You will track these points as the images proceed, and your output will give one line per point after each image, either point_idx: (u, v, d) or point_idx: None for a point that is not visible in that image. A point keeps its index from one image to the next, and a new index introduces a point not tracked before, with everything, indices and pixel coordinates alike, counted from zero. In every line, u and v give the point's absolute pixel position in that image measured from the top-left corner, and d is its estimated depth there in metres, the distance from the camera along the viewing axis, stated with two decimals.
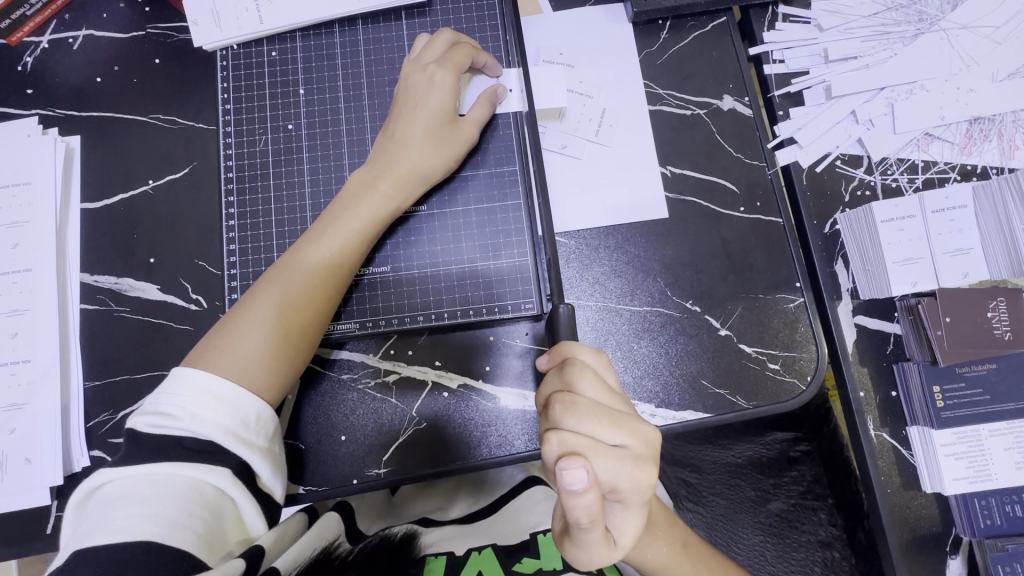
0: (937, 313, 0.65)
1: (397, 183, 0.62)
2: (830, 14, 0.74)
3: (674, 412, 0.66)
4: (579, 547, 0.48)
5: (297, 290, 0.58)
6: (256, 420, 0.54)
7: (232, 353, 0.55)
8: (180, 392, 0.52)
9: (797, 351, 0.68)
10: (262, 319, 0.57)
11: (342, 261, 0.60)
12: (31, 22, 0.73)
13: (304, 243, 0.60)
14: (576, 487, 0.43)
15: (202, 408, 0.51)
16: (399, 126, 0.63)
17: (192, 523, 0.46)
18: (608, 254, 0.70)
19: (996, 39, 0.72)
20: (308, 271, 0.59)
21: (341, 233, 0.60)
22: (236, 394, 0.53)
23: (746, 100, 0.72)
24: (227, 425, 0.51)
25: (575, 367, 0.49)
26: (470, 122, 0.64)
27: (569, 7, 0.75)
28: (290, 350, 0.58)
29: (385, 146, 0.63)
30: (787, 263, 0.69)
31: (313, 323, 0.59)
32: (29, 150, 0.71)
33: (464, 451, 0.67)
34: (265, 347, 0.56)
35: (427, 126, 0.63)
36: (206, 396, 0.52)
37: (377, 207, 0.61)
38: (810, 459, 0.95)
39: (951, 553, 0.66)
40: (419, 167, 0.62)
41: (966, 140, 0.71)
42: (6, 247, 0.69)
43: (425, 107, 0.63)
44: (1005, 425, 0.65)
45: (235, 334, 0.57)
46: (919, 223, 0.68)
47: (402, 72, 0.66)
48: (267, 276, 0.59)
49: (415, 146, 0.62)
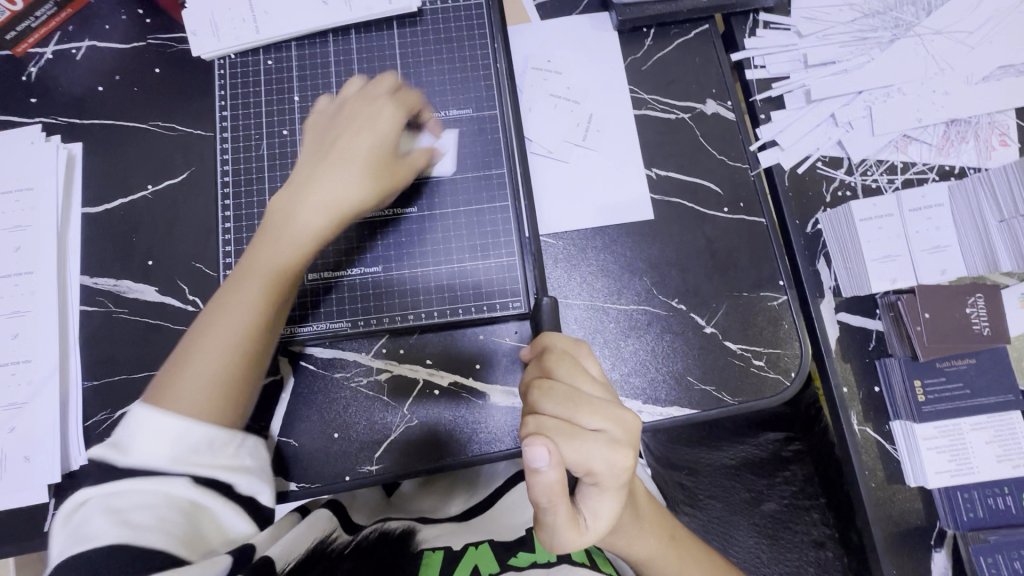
0: (916, 310, 0.67)
1: (331, 207, 0.59)
2: (808, 21, 0.76)
3: (661, 408, 0.68)
4: (548, 527, 0.49)
5: (237, 320, 0.55)
6: (222, 445, 0.51)
7: (174, 393, 0.51)
8: (138, 426, 0.49)
9: (782, 347, 0.69)
10: (204, 353, 0.53)
11: (277, 289, 0.57)
12: (36, 34, 0.76)
13: (242, 272, 0.57)
14: (540, 466, 0.45)
15: (152, 443, 0.48)
16: (337, 150, 0.60)
17: (168, 527, 0.45)
18: (595, 254, 0.71)
19: (969, 44, 0.74)
20: (248, 301, 0.56)
21: (279, 272, 0.57)
22: (186, 428, 0.49)
23: (729, 104, 0.74)
24: (203, 444, 0.50)
25: (555, 356, 0.51)
26: (409, 163, 0.63)
27: (557, 16, 0.77)
28: (239, 384, 0.54)
29: (319, 176, 0.60)
30: (770, 262, 0.71)
31: (256, 354, 0.56)
32: (32, 157, 0.73)
33: (455, 448, 0.68)
34: (209, 381, 0.52)
35: (367, 152, 0.60)
36: (161, 431, 0.49)
37: (312, 231, 0.59)
38: (802, 459, 0.95)
39: (936, 546, 0.67)
40: (357, 201, 0.60)
41: (943, 141, 0.73)
42: (9, 250, 0.71)
43: (364, 134, 0.61)
44: (986, 419, 0.67)
45: (176, 374, 0.52)
46: (897, 222, 0.69)
47: (337, 107, 0.64)
48: (206, 310, 0.56)
49: (353, 175, 0.60)
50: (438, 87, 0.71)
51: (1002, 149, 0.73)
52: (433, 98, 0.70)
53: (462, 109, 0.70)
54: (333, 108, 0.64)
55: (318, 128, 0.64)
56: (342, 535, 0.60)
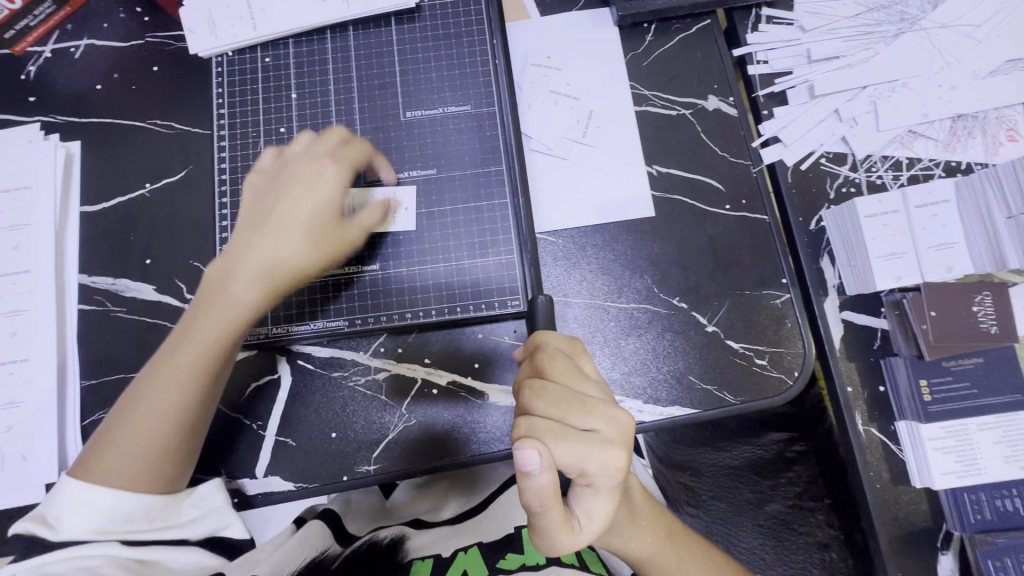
0: (921, 308, 0.66)
1: (266, 278, 0.60)
2: (811, 16, 0.76)
3: (662, 408, 0.67)
4: (541, 531, 0.49)
5: (163, 399, 0.58)
6: (145, 514, 0.57)
7: (104, 467, 0.57)
8: (66, 507, 0.56)
9: (785, 346, 0.68)
10: (134, 428, 0.58)
11: (204, 364, 0.59)
12: (35, 33, 0.76)
13: (172, 347, 0.60)
14: (530, 468, 0.44)
15: (80, 519, 0.55)
16: (275, 220, 0.61)
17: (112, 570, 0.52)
18: (595, 252, 0.70)
19: (976, 37, 0.73)
20: (177, 377, 0.59)
21: (205, 339, 0.59)
22: (115, 500, 0.56)
23: (731, 100, 0.73)
24: (121, 519, 0.56)
25: (549, 355, 0.51)
26: (356, 225, 0.63)
27: (557, 12, 0.76)
28: (165, 458, 0.58)
29: (259, 239, 0.61)
30: (773, 260, 0.70)
31: (184, 427, 0.59)
32: (31, 156, 0.73)
33: (451, 448, 0.67)
34: (134, 455, 0.57)
35: (305, 223, 0.61)
36: (90, 509, 0.55)
37: (246, 303, 0.60)
38: (806, 459, 0.93)
39: (942, 548, 0.66)
40: (293, 264, 0.61)
41: (950, 137, 0.72)
42: (7, 249, 0.71)
43: (301, 205, 0.61)
44: (994, 419, 0.65)
45: (107, 447, 0.57)
46: (903, 219, 0.68)
47: (286, 160, 0.64)
48: (139, 383, 0.59)
49: (291, 242, 0.60)
50: (436, 83, 0.70)
51: (1010, 144, 0.71)
52: (432, 95, 0.70)
53: (461, 106, 0.69)
54: (283, 159, 0.65)
55: (261, 177, 0.64)
56: (334, 547, 0.61)
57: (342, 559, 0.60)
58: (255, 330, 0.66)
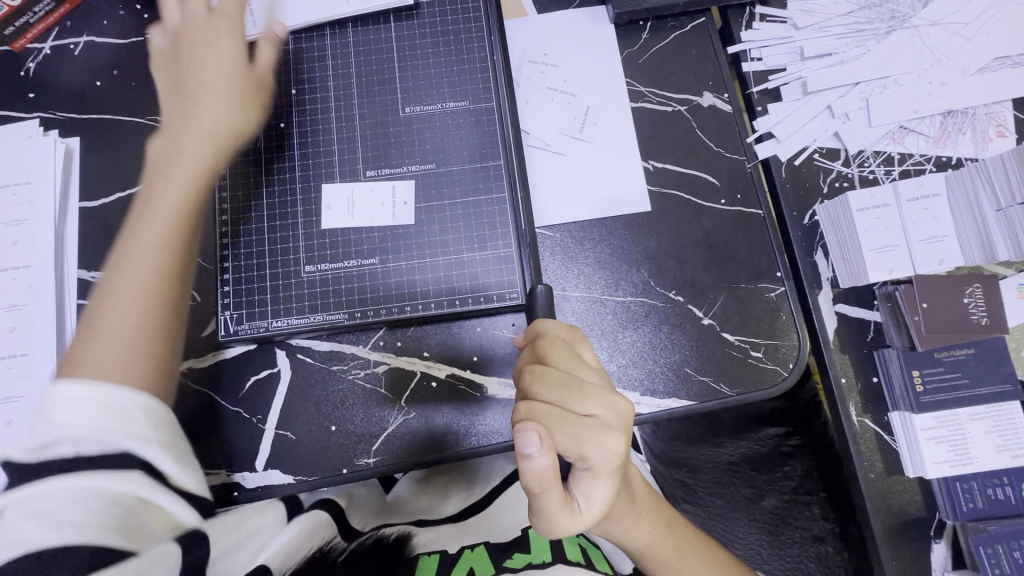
0: (913, 299, 0.67)
1: (202, 135, 0.59)
2: (804, 13, 0.77)
3: (659, 400, 0.67)
4: (541, 514, 0.50)
5: (143, 271, 0.53)
6: (141, 409, 0.45)
7: (89, 364, 0.48)
8: (58, 406, 0.43)
9: (779, 339, 0.69)
10: (115, 315, 0.51)
11: (176, 231, 0.55)
12: (34, 30, 0.76)
13: (133, 234, 0.55)
14: (529, 451, 0.45)
15: (75, 421, 0.43)
16: (193, 85, 0.61)
17: (106, 524, 0.40)
18: (592, 246, 0.71)
19: (966, 35, 0.74)
20: (150, 251, 0.54)
21: (169, 201, 0.56)
22: (104, 391, 0.44)
23: (726, 96, 0.74)
24: (115, 426, 0.43)
25: (548, 341, 0.51)
26: (264, 75, 0.65)
27: (553, 9, 0.77)
28: (161, 335, 0.52)
29: (181, 104, 0.60)
30: (768, 253, 0.71)
31: (170, 295, 0.53)
32: (30, 151, 0.73)
33: (451, 440, 0.67)
34: (126, 333, 0.50)
35: (225, 76, 0.62)
36: (83, 406, 0.43)
37: (194, 160, 0.58)
38: (801, 453, 0.94)
39: (936, 538, 0.68)
40: (229, 116, 0.61)
41: (940, 132, 0.73)
42: (6, 244, 0.71)
43: (213, 63, 0.62)
44: (984, 408, 0.67)
45: (84, 345, 0.49)
46: (895, 212, 0.69)
47: (172, 36, 0.64)
48: (106, 276, 0.53)
49: (217, 95, 0.61)
50: (434, 79, 0.71)
51: (999, 140, 0.73)
52: (431, 91, 0.71)
53: (459, 101, 0.70)
54: (169, 38, 0.64)
55: (159, 64, 0.64)
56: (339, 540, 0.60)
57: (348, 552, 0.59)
58: (255, 324, 0.66)
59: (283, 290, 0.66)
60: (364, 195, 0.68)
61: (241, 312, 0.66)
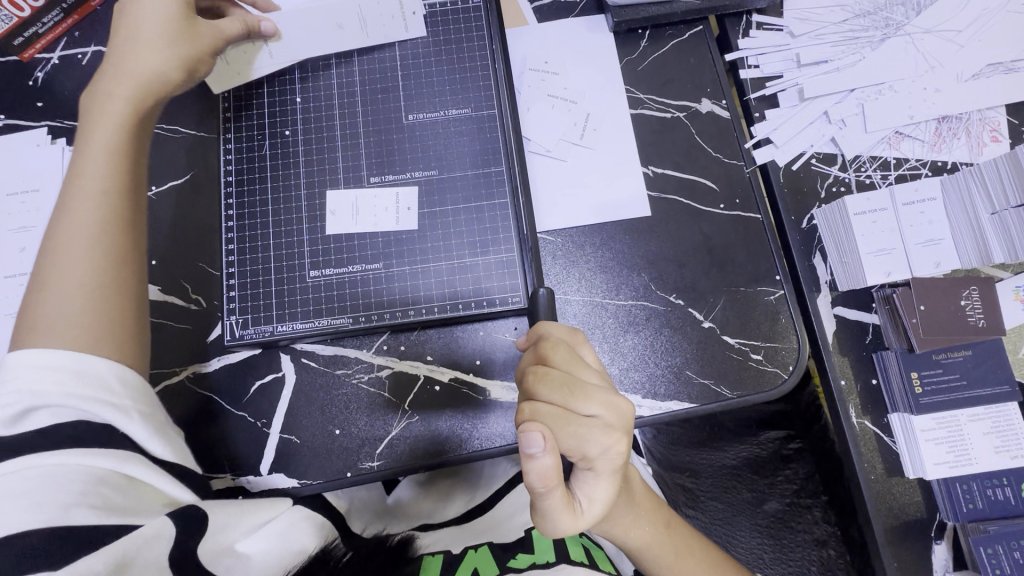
0: (911, 302, 0.67)
1: (127, 83, 0.64)
2: (801, 22, 0.78)
3: (661, 403, 0.68)
4: (543, 514, 0.50)
5: (88, 224, 0.59)
6: (119, 381, 0.54)
7: (41, 326, 0.55)
8: (16, 373, 0.51)
9: (779, 341, 0.70)
10: (65, 267, 0.58)
11: (108, 185, 0.61)
12: (43, 40, 0.77)
13: (71, 190, 0.60)
14: (533, 451, 0.46)
15: (42, 384, 0.51)
16: (125, 40, 0.64)
17: (85, 501, 0.46)
18: (593, 251, 0.72)
19: (959, 42, 0.75)
20: (89, 207, 0.60)
21: (98, 160, 0.61)
22: (78, 361, 0.53)
23: (724, 103, 0.75)
24: (94, 397, 0.52)
25: (551, 343, 0.52)
26: (212, 29, 0.64)
27: (553, 18, 0.79)
28: (105, 292, 0.58)
29: (115, 62, 0.64)
30: (766, 257, 0.71)
31: (117, 249, 0.60)
32: (38, 159, 0.74)
33: (454, 444, 0.68)
34: (77, 293, 0.57)
35: (156, 24, 0.64)
36: (45, 371, 0.51)
37: (120, 109, 0.63)
38: (803, 457, 0.95)
39: (936, 539, 0.69)
40: (150, 70, 0.64)
41: (935, 138, 0.75)
42: (14, 251, 0.71)
43: (146, 16, 0.64)
44: (983, 410, 0.68)
45: (38, 305, 0.57)
46: (891, 216, 0.70)
47: None
48: (52, 237, 0.59)
49: (143, 49, 0.64)
50: (437, 87, 0.72)
51: (994, 144, 0.74)
52: (433, 99, 0.72)
53: (461, 109, 0.71)
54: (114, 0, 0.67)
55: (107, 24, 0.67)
56: (341, 543, 0.59)
57: (351, 556, 0.56)
58: (260, 329, 0.67)
59: (288, 295, 0.67)
60: (368, 202, 0.69)
61: (246, 316, 0.67)
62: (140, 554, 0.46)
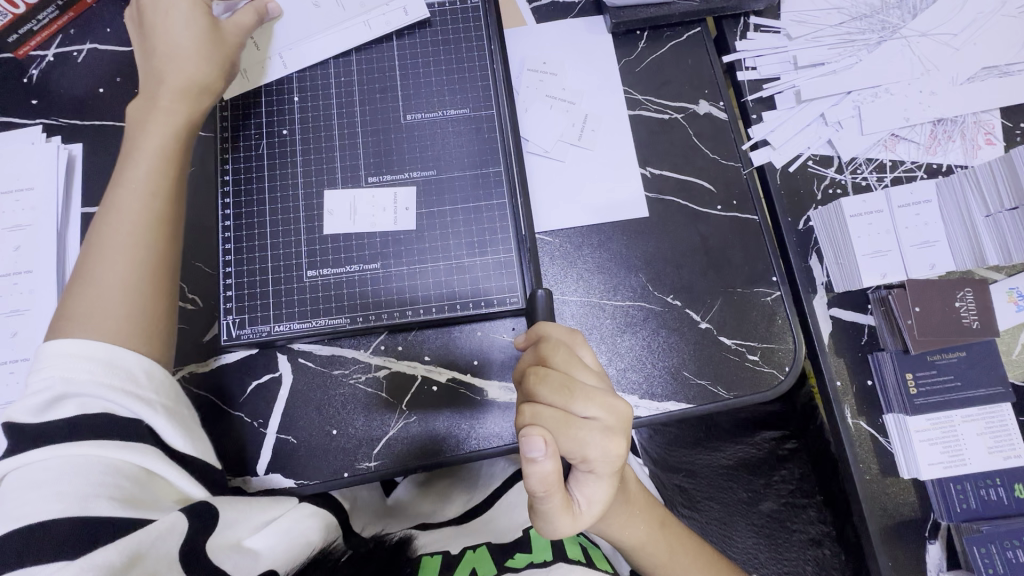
0: (906, 303, 0.68)
1: (173, 92, 0.64)
2: (798, 24, 0.79)
3: (657, 403, 0.68)
4: (542, 517, 0.51)
5: (128, 223, 0.60)
6: (145, 375, 0.54)
7: (76, 319, 0.56)
8: (47, 362, 0.52)
9: (775, 342, 0.70)
10: (105, 264, 0.58)
11: (153, 185, 0.62)
12: (37, 37, 0.76)
13: (115, 191, 0.61)
14: (535, 455, 0.46)
15: (74, 372, 0.51)
16: (166, 41, 0.64)
17: (104, 492, 0.46)
18: (591, 252, 0.72)
19: (954, 45, 0.76)
20: (131, 206, 0.60)
21: (141, 163, 0.62)
22: (109, 352, 0.53)
23: (721, 104, 0.76)
24: (123, 388, 0.52)
25: (551, 343, 0.52)
26: (236, 27, 0.66)
27: (552, 20, 0.79)
28: (142, 288, 0.58)
29: (155, 63, 0.65)
30: (763, 257, 0.72)
31: (155, 245, 0.60)
32: (30, 156, 0.73)
33: (451, 444, 0.68)
34: (112, 289, 0.57)
35: (190, 31, 0.64)
36: (77, 361, 0.52)
37: (168, 117, 0.64)
38: (798, 457, 0.96)
39: (930, 538, 0.69)
40: (193, 74, 0.64)
41: (931, 140, 0.75)
42: (7, 249, 0.71)
43: (176, 24, 0.64)
44: (977, 411, 0.69)
45: (73, 300, 0.57)
46: (887, 218, 0.71)
47: None
48: (94, 236, 0.60)
49: (186, 53, 0.64)
50: (435, 87, 0.72)
51: (988, 147, 0.75)
52: (432, 99, 0.72)
53: (460, 109, 0.71)
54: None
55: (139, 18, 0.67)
56: (342, 543, 0.59)
57: (351, 554, 0.55)
58: (257, 329, 0.66)
59: (284, 295, 0.67)
60: (367, 201, 0.69)
61: (244, 316, 0.66)
62: (152, 547, 0.45)
